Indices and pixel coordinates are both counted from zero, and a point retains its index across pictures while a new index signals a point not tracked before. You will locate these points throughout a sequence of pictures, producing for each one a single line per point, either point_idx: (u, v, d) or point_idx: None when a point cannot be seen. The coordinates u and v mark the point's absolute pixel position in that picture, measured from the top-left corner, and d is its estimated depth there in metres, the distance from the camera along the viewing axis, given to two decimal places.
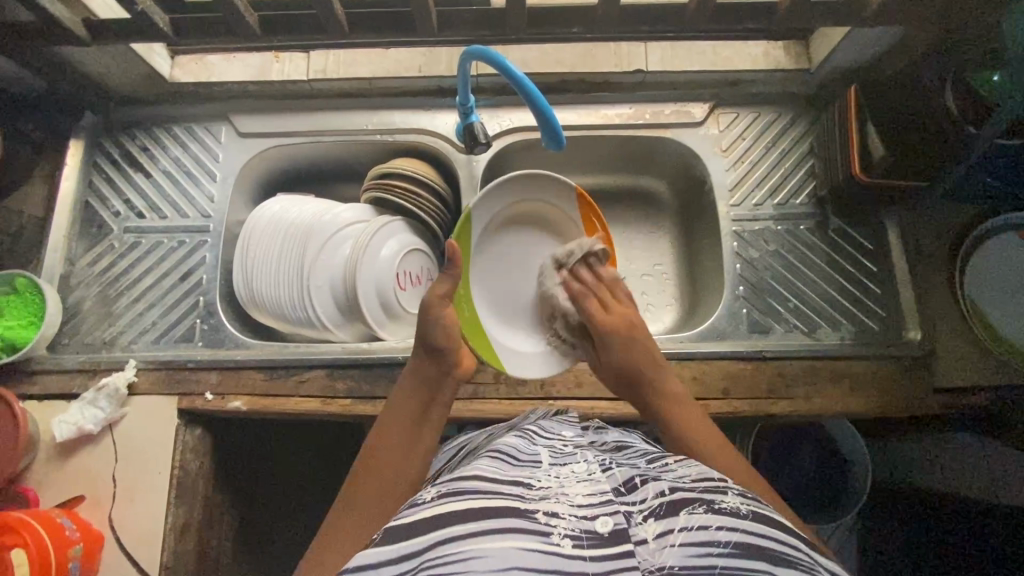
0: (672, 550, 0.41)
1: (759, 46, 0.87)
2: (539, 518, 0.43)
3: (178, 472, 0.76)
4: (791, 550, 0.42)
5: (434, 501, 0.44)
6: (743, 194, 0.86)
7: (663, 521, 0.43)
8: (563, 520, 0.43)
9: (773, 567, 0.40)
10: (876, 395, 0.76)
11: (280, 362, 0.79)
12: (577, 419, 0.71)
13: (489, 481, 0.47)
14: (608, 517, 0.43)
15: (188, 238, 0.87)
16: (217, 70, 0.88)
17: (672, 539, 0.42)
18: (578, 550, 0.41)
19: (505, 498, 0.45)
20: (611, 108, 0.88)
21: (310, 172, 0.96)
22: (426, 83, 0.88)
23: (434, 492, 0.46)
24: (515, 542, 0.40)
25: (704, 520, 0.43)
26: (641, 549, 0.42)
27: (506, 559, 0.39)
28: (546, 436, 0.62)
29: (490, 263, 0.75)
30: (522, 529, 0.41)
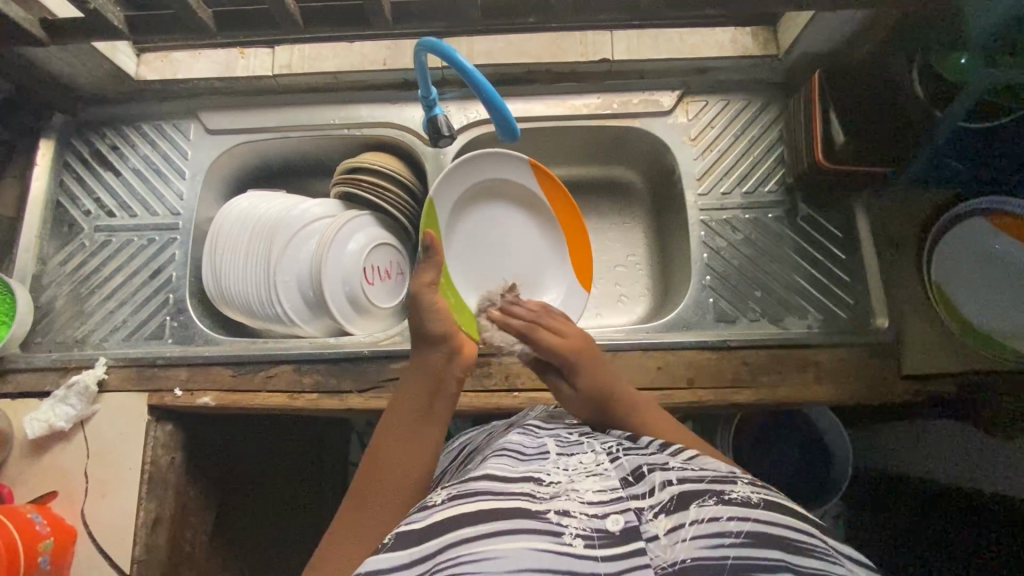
0: (686, 544, 0.43)
1: (726, 33, 0.86)
2: (550, 517, 0.45)
3: (149, 467, 0.77)
4: (803, 537, 0.44)
5: (446, 505, 0.47)
6: (712, 183, 0.85)
7: (673, 516, 0.45)
8: (574, 520, 0.45)
9: (786, 556, 0.42)
10: (842, 383, 0.76)
11: (248, 357, 0.79)
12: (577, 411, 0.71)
13: (500, 482, 0.49)
14: (618, 515, 0.46)
15: (158, 235, 0.87)
16: (183, 66, 0.88)
17: (683, 533, 0.44)
18: (590, 550, 0.43)
19: (516, 497, 0.47)
20: (578, 98, 0.87)
21: (282, 167, 0.96)
22: (392, 76, 0.88)
23: (444, 496, 0.48)
24: (528, 542, 0.43)
25: (714, 512, 0.45)
26: (652, 545, 0.44)
27: (520, 559, 0.41)
28: (550, 430, 0.63)
29: (462, 246, 0.79)
30: (534, 529, 0.44)
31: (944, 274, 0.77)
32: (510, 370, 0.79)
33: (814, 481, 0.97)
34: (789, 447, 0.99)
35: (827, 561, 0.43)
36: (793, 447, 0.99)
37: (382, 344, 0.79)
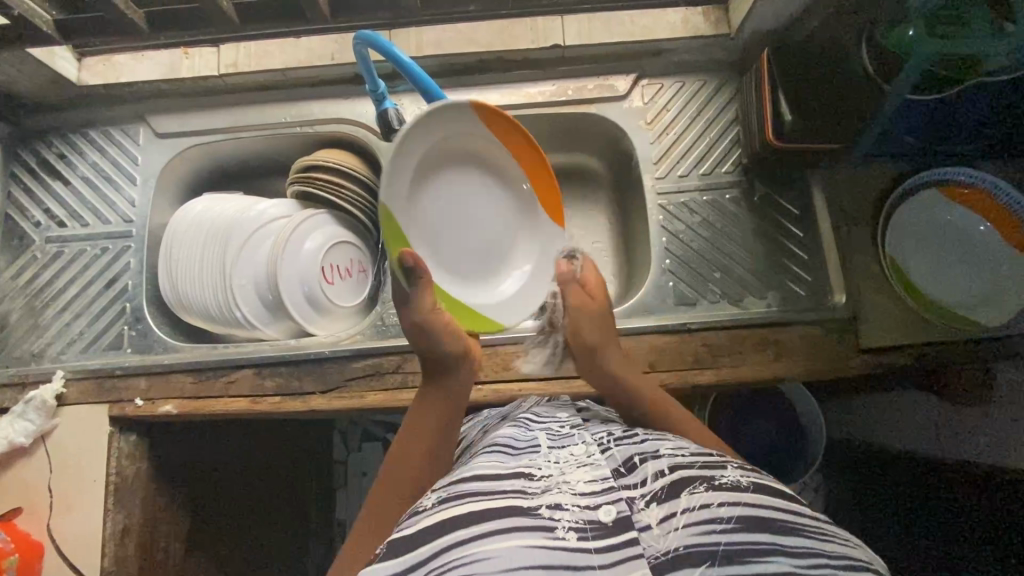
0: (676, 533, 0.44)
1: (678, 14, 0.84)
2: (541, 513, 0.46)
3: (115, 477, 0.76)
4: (791, 519, 0.45)
5: (438, 508, 0.47)
6: (668, 167, 0.85)
7: (665, 505, 0.46)
8: (567, 513, 0.46)
9: (774, 538, 0.43)
10: (804, 360, 0.76)
11: (209, 364, 0.79)
12: (570, 402, 0.72)
13: (493, 481, 0.49)
14: (611, 506, 0.46)
15: (112, 244, 0.86)
16: (126, 70, 0.86)
17: (675, 522, 0.44)
18: (583, 542, 0.43)
19: (509, 493, 0.48)
20: (533, 87, 0.87)
21: (238, 169, 0.95)
22: (341, 71, 0.86)
23: (435, 499, 0.49)
24: (520, 540, 0.43)
25: (705, 499, 0.45)
26: (646, 535, 0.44)
27: (515, 557, 0.41)
28: (542, 420, 0.65)
29: (432, 233, 0.65)
30: (525, 528, 0.44)
31: (893, 244, 0.78)
32: None
33: (789, 456, 0.98)
34: (763, 423, 1.00)
35: (817, 540, 0.44)
36: (767, 422, 1.00)
37: (344, 344, 0.79)
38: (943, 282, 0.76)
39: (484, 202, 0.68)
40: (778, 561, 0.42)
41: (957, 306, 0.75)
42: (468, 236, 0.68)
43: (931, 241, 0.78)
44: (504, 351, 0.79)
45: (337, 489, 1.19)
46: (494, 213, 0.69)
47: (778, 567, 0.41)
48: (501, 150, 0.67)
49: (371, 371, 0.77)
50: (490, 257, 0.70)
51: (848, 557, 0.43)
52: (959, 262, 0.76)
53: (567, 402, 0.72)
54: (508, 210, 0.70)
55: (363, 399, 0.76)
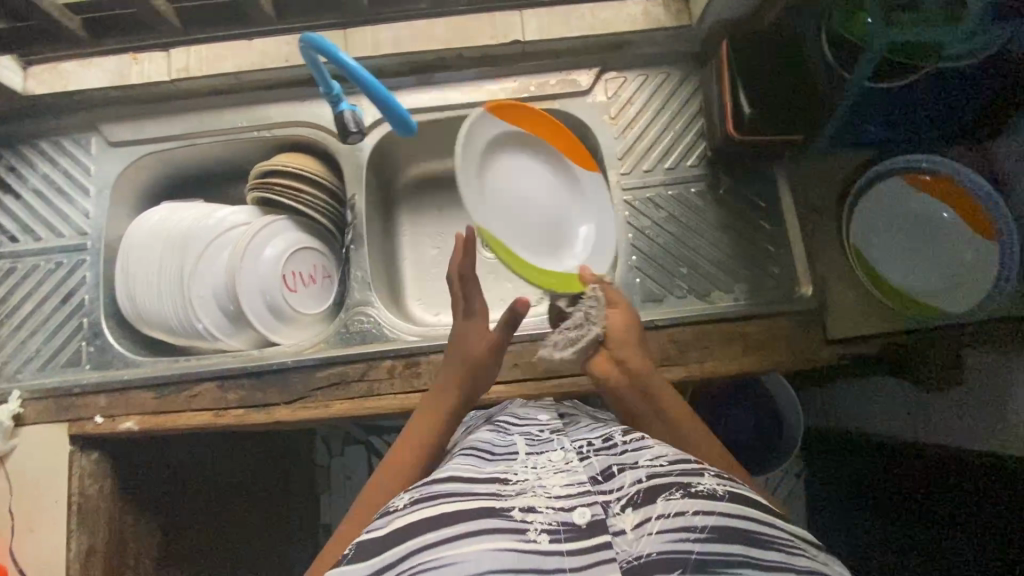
0: (649, 539, 0.42)
1: (637, 6, 0.83)
2: (514, 516, 0.44)
3: (77, 497, 0.75)
4: (765, 529, 0.44)
5: (409, 509, 0.46)
6: (633, 162, 0.84)
7: (640, 510, 0.44)
8: (540, 515, 0.44)
9: (747, 551, 0.41)
10: (770, 353, 0.76)
11: (170, 378, 0.77)
12: (550, 404, 0.71)
13: (467, 482, 0.47)
14: (585, 508, 0.44)
15: (67, 258, 0.83)
16: (74, 77, 0.83)
17: (649, 527, 0.43)
18: (554, 545, 0.42)
19: (483, 496, 0.46)
20: (494, 83, 0.85)
21: (197, 176, 0.92)
22: (296, 73, 0.83)
23: (408, 499, 0.47)
24: (490, 543, 0.41)
25: (681, 506, 0.43)
26: (619, 540, 0.43)
27: (481, 562, 0.40)
28: (522, 423, 0.62)
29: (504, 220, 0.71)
30: (495, 530, 0.42)
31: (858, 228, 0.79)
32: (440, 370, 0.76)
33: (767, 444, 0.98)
34: (742, 412, 1.00)
35: (787, 553, 0.43)
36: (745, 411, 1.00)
37: (307, 352, 0.77)
38: (911, 271, 0.77)
39: (535, 176, 0.76)
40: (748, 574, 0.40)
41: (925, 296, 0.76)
42: (529, 210, 0.74)
43: (895, 228, 0.78)
44: None
45: (320, 492, 1.18)
46: (540, 190, 0.75)
47: None
48: (528, 136, 0.75)
49: (337, 380, 0.76)
50: (549, 226, 0.75)
51: (819, 573, 0.43)
52: (920, 250, 0.77)
53: (547, 404, 0.71)
54: (549, 185, 0.76)
55: (329, 409, 0.74)
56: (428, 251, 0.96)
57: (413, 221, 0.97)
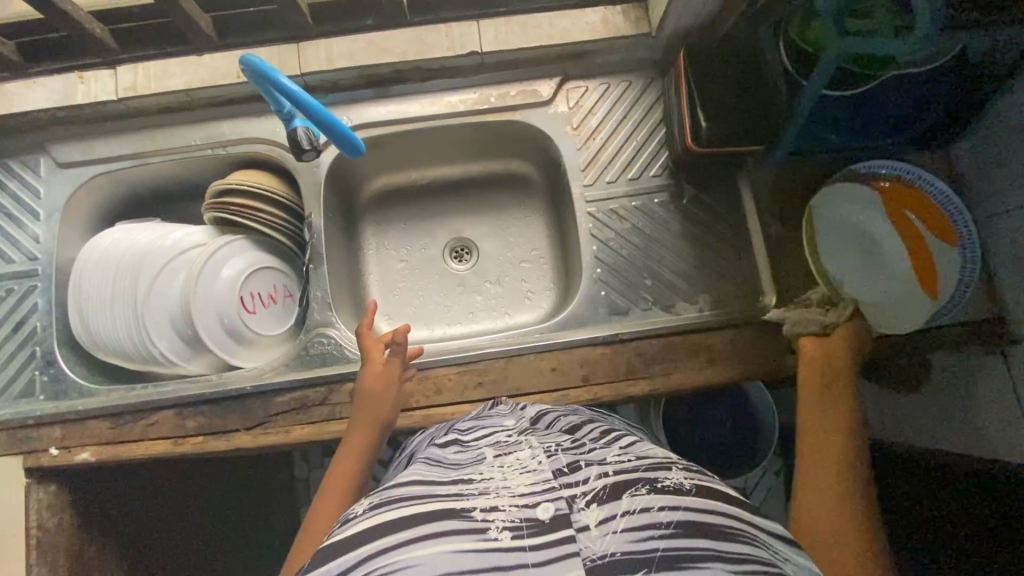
0: (614, 537, 0.37)
1: (596, 14, 0.81)
2: (475, 516, 0.39)
3: (33, 531, 0.72)
4: (738, 522, 0.39)
5: (367, 515, 0.40)
6: (597, 172, 0.83)
7: (605, 506, 0.39)
8: (502, 513, 0.39)
9: (714, 545, 0.37)
10: (740, 363, 0.75)
11: (126, 408, 0.75)
12: (511, 407, 0.67)
13: (426, 485, 0.43)
14: (549, 502, 0.40)
15: (16, 285, 0.81)
16: (16, 98, 0.80)
17: (615, 524, 0.38)
18: (517, 541, 0.37)
19: (442, 498, 0.41)
20: (453, 95, 0.84)
21: (155, 195, 0.90)
22: (248, 88, 0.81)
23: (367, 504, 0.42)
24: (449, 544, 0.37)
25: (646, 502, 0.39)
26: (582, 536, 0.37)
27: (439, 564, 0.36)
28: (488, 429, 0.58)
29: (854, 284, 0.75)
30: (454, 531, 0.38)
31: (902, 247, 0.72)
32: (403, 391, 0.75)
33: (745, 448, 0.97)
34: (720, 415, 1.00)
35: (755, 545, 0.39)
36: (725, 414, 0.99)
37: (266, 377, 0.76)
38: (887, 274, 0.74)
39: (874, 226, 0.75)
40: (715, 568, 0.36)
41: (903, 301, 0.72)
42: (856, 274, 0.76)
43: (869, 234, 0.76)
44: (435, 374, 0.76)
45: (303, 508, 1.12)
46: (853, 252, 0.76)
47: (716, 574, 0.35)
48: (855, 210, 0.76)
49: (296, 405, 0.74)
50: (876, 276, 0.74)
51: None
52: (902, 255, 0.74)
53: (507, 407, 0.66)
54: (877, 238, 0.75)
55: (289, 434, 0.73)
56: (393, 264, 0.95)
57: (379, 236, 0.96)
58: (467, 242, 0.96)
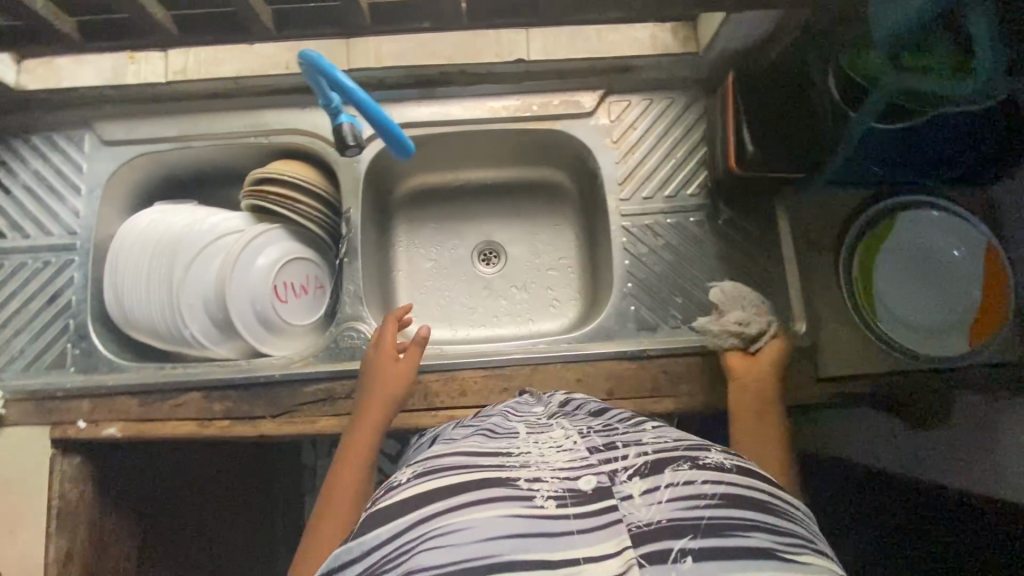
0: (660, 506, 0.39)
1: (645, 29, 0.82)
2: (520, 484, 0.41)
3: (57, 502, 0.73)
4: (774, 499, 0.42)
5: (413, 482, 0.43)
6: (634, 187, 0.83)
7: (648, 478, 0.41)
8: (546, 484, 0.41)
9: (758, 516, 0.39)
10: None
11: (155, 387, 0.76)
12: (537, 398, 0.66)
13: (468, 456, 0.45)
14: (592, 475, 0.41)
15: (54, 257, 0.82)
16: (67, 74, 0.81)
17: (659, 495, 0.40)
18: (562, 510, 0.39)
19: (486, 468, 0.43)
20: (496, 100, 0.85)
21: (193, 178, 0.91)
22: (296, 79, 0.82)
23: (410, 473, 0.45)
24: (498, 509, 0.39)
25: (689, 476, 0.41)
26: (626, 504, 0.40)
27: (489, 528, 0.38)
28: (520, 414, 0.59)
29: (898, 305, 0.78)
30: (505, 496, 0.40)
31: (941, 274, 0.77)
32: (428, 390, 0.76)
33: None
34: None
35: (793, 522, 0.41)
36: None
37: (294, 366, 0.77)
38: (923, 299, 0.77)
39: (915, 254, 0.78)
40: (758, 536, 0.38)
41: (934, 324, 0.77)
42: (900, 296, 0.78)
43: (914, 259, 0.78)
44: (460, 376, 0.77)
45: (307, 496, 1.14)
46: (897, 277, 0.78)
47: (759, 543, 0.38)
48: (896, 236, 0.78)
49: (323, 396, 0.75)
50: (918, 302, 0.77)
51: (822, 551, 0.40)
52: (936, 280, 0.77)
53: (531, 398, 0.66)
54: (917, 264, 0.78)
55: (314, 425, 0.74)
56: (422, 263, 0.95)
57: (410, 233, 0.96)
58: (496, 245, 0.96)
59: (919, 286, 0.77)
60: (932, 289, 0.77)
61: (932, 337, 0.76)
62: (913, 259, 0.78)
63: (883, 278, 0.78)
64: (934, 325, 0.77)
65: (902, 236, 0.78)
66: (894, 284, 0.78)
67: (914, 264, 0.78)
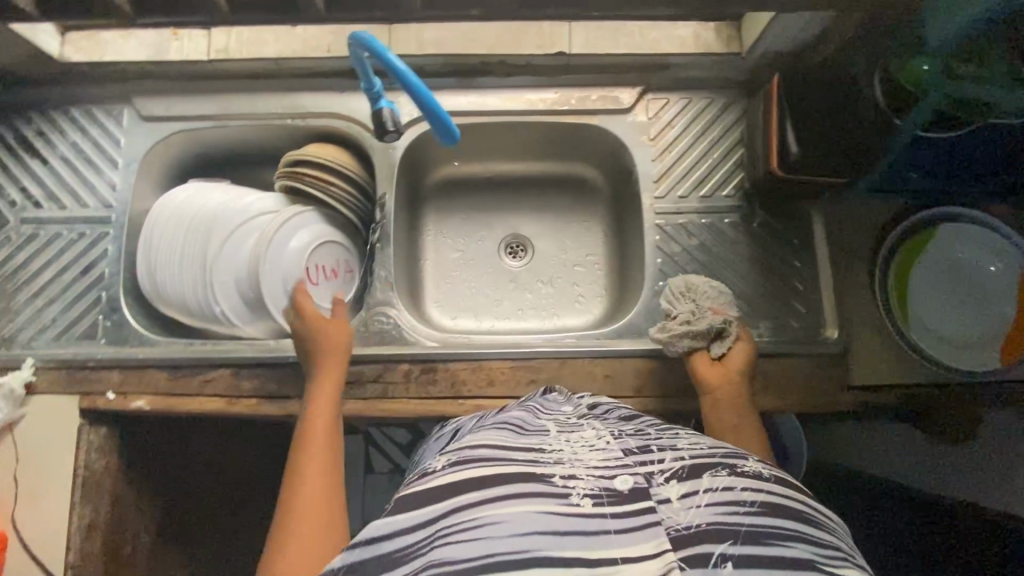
0: (698, 510, 0.39)
1: (688, 28, 0.82)
2: (555, 481, 0.41)
3: (82, 472, 0.73)
4: (814, 510, 0.41)
5: (447, 470, 0.41)
6: (668, 186, 0.83)
7: (686, 482, 0.41)
8: (581, 481, 0.41)
9: (799, 527, 0.39)
10: (794, 393, 0.76)
11: (184, 361, 0.77)
12: (567, 398, 0.65)
13: (501, 449, 0.44)
14: (627, 476, 0.41)
15: (90, 229, 0.83)
16: (111, 48, 0.82)
17: (697, 499, 0.40)
18: (597, 509, 0.39)
19: (521, 463, 0.42)
20: (535, 92, 0.84)
21: (226, 158, 0.91)
22: (337, 63, 0.83)
23: (445, 460, 0.43)
24: (533, 505, 0.38)
25: (729, 482, 0.41)
26: (664, 508, 0.39)
27: (525, 523, 0.37)
28: (549, 412, 0.58)
29: (932, 318, 0.77)
30: (540, 492, 0.39)
31: (980, 290, 0.76)
32: (455, 378, 0.76)
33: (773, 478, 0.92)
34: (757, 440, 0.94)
35: (832, 534, 0.41)
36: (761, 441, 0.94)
37: None
38: (959, 313, 0.76)
39: (954, 267, 0.77)
40: (798, 547, 0.38)
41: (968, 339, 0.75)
42: (934, 308, 0.77)
43: (952, 272, 0.77)
44: (488, 366, 0.77)
45: None
46: (934, 289, 0.77)
47: (797, 553, 0.38)
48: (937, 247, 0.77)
49: (352, 379, 0.76)
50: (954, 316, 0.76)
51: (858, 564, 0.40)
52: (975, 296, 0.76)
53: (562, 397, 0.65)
54: (956, 278, 0.77)
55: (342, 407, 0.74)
56: (450, 253, 0.95)
57: (438, 222, 0.96)
58: (523, 239, 0.96)
59: (956, 300, 0.76)
60: (969, 304, 0.76)
61: (966, 352, 0.75)
62: (952, 272, 0.77)
63: (919, 289, 0.77)
64: (968, 340, 0.75)
65: (943, 248, 0.77)
66: (929, 295, 0.77)
67: (952, 277, 0.77)
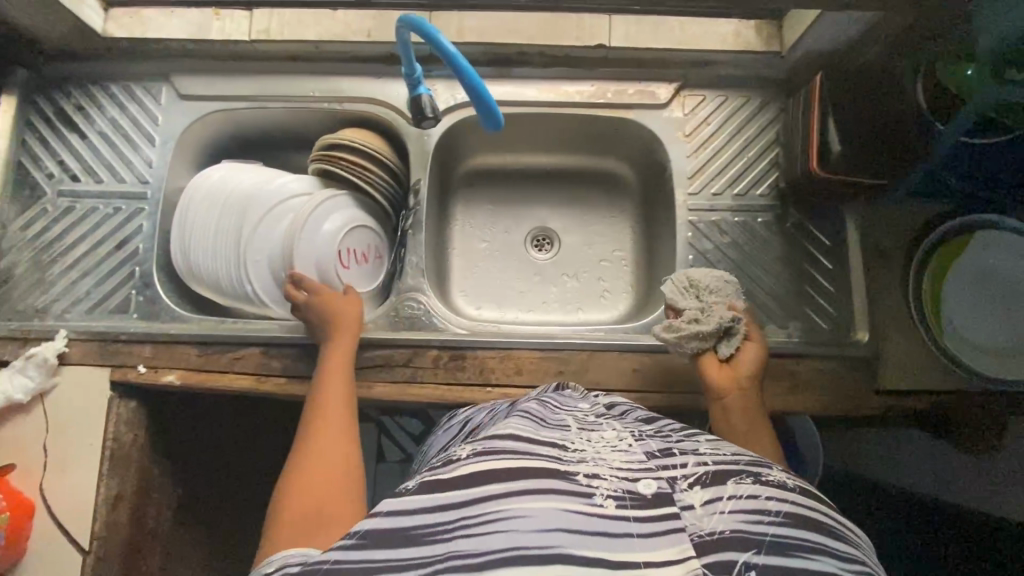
0: (722, 517, 0.39)
1: (729, 25, 0.82)
2: (579, 479, 0.40)
3: (111, 444, 0.73)
4: (837, 523, 0.41)
5: (470, 460, 0.40)
6: (703, 183, 0.83)
7: (710, 488, 0.40)
8: (604, 481, 0.40)
9: (823, 540, 0.39)
10: (823, 394, 0.75)
11: (215, 338, 0.77)
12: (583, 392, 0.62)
13: (524, 441, 0.43)
14: (651, 479, 0.41)
15: (125, 205, 0.83)
16: (153, 24, 0.82)
17: (720, 506, 0.39)
18: (621, 511, 0.38)
19: (544, 457, 0.41)
20: (573, 84, 0.84)
21: (259, 139, 0.91)
22: (377, 49, 0.83)
23: (470, 450, 0.42)
24: (556, 502, 0.38)
25: (753, 490, 0.41)
26: (687, 514, 0.39)
27: (548, 519, 0.37)
28: (567, 407, 0.56)
29: (970, 323, 0.76)
30: (563, 489, 0.38)
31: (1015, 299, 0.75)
32: (484, 366, 0.76)
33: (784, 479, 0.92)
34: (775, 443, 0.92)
35: (855, 547, 0.40)
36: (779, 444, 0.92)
37: None
38: (997, 321, 0.75)
39: (992, 274, 0.76)
40: (823, 561, 0.37)
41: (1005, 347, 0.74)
42: (971, 314, 0.76)
43: (990, 279, 0.76)
44: (517, 354, 0.77)
45: None
46: (972, 295, 0.76)
47: (822, 567, 0.37)
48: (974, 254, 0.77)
49: (381, 362, 0.76)
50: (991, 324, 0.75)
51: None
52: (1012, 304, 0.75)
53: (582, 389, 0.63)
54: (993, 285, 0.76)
55: (371, 389, 0.75)
56: (477, 243, 0.95)
57: (467, 212, 0.96)
58: (550, 231, 0.96)
59: (993, 307, 0.75)
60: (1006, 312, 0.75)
61: (1005, 360, 0.74)
62: (989, 280, 0.76)
63: (956, 295, 0.76)
64: (1004, 348, 0.75)
65: (980, 255, 0.76)
66: (968, 302, 0.76)
67: (990, 284, 0.76)
